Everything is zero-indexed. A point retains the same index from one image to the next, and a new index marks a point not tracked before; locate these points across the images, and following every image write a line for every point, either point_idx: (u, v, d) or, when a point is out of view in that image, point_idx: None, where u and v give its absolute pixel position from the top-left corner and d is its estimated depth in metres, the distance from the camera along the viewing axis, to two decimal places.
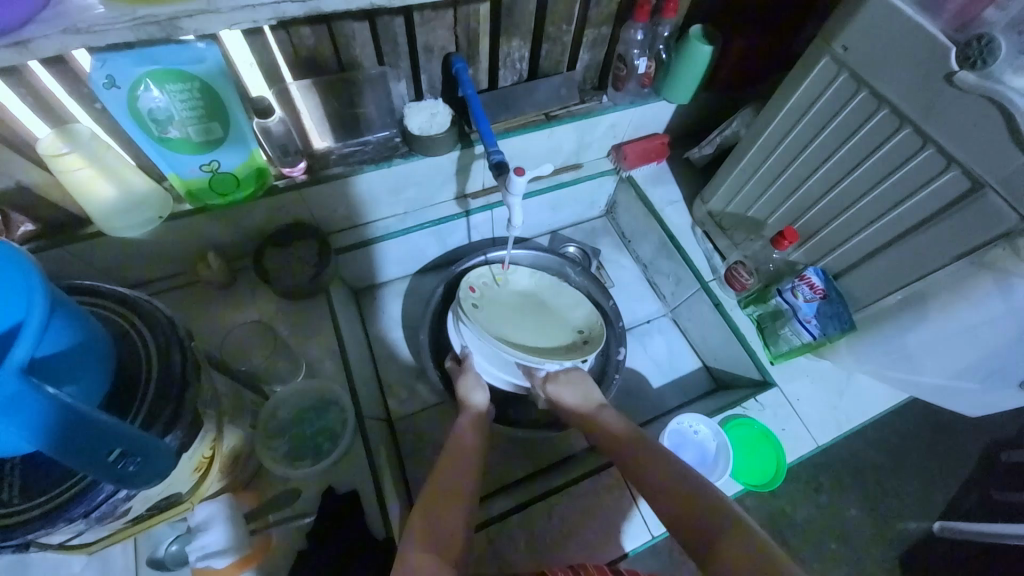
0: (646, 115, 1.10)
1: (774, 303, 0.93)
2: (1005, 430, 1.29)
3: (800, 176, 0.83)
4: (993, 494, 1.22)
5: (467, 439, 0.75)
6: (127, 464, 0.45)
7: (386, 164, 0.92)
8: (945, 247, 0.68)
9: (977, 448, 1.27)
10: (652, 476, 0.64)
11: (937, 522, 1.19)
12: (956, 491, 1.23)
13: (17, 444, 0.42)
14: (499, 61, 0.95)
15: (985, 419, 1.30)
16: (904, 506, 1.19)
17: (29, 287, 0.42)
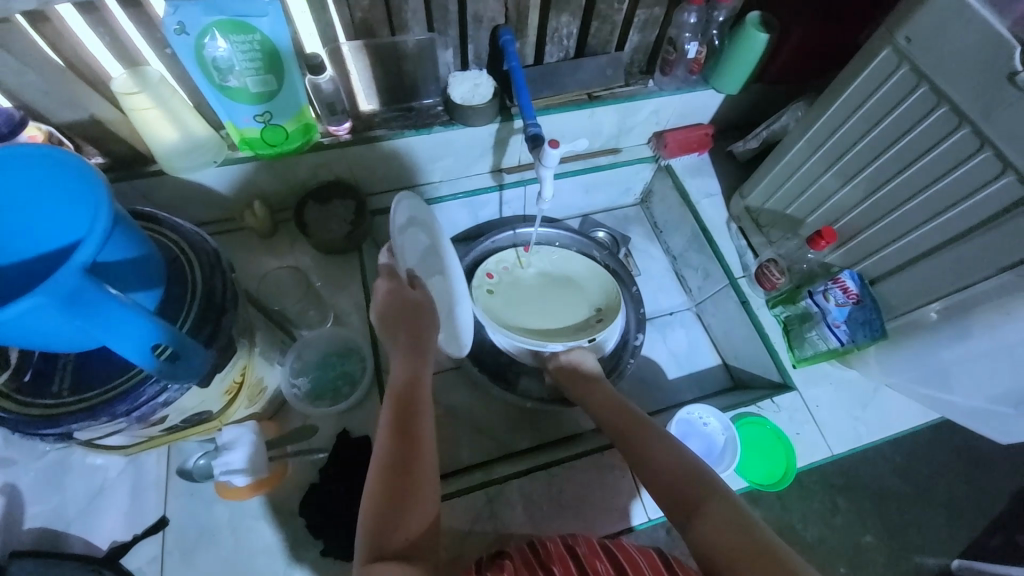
0: (692, 103, 1.08)
1: (804, 305, 0.90)
2: None
3: (842, 175, 0.80)
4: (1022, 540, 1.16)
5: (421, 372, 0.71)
6: (175, 364, 0.50)
7: (426, 130, 0.94)
8: (993, 256, 0.65)
9: (1013, 489, 1.20)
10: (649, 453, 0.67)
11: (956, 559, 1.13)
12: (982, 529, 1.17)
13: (77, 337, 0.48)
14: (546, 36, 0.95)
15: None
16: (925, 540, 1.13)
17: (99, 199, 0.47)
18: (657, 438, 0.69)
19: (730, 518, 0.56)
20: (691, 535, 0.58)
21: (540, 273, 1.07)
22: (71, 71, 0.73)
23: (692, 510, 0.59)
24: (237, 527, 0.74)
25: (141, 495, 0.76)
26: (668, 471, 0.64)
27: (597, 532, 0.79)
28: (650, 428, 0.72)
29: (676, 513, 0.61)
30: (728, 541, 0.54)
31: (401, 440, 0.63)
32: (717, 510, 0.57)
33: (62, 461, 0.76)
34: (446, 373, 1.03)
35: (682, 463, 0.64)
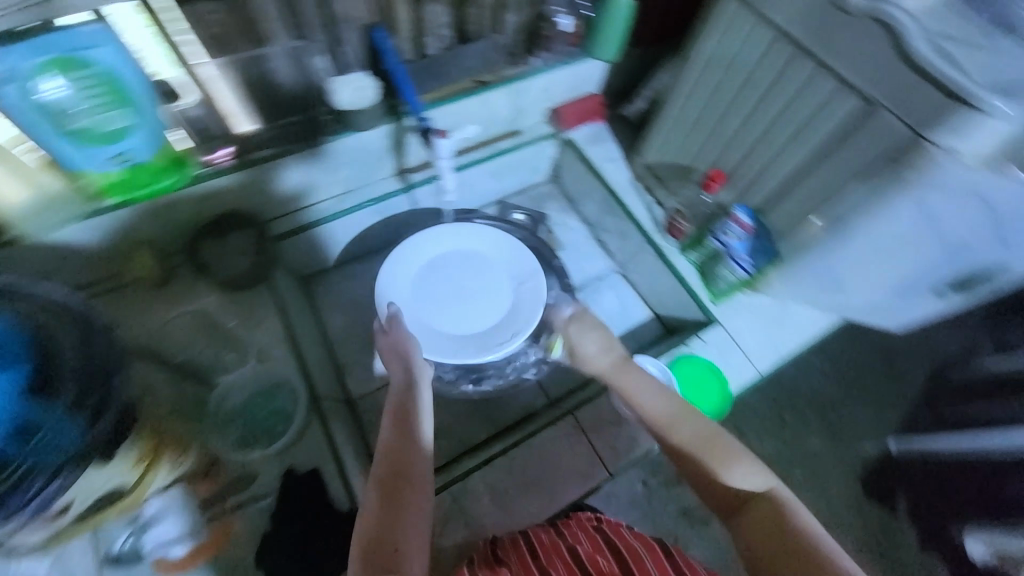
0: (579, 75, 1.10)
1: (711, 245, 0.97)
2: (952, 348, 1.38)
3: (722, 118, 0.87)
4: (945, 413, 1.30)
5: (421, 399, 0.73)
6: (47, 438, 0.52)
7: (317, 145, 0.91)
8: (852, 167, 0.72)
9: (928, 367, 1.38)
10: (684, 435, 0.68)
11: (892, 440, 1.32)
12: (908, 410, 1.34)
13: None
14: (422, 28, 0.93)
15: (937, 341, 1.40)
16: (860, 429, 1.33)
17: None
18: (693, 424, 0.68)
19: (771, 516, 0.58)
20: (736, 528, 0.61)
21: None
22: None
23: (736, 509, 0.61)
24: None
25: None
26: (715, 465, 0.64)
27: (566, 499, 0.81)
28: (687, 409, 0.70)
29: (716, 503, 0.64)
30: (764, 537, 0.57)
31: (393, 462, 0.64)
32: (758, 508, 0.59)
33: None
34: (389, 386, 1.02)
35: (720, 459, 0.64)
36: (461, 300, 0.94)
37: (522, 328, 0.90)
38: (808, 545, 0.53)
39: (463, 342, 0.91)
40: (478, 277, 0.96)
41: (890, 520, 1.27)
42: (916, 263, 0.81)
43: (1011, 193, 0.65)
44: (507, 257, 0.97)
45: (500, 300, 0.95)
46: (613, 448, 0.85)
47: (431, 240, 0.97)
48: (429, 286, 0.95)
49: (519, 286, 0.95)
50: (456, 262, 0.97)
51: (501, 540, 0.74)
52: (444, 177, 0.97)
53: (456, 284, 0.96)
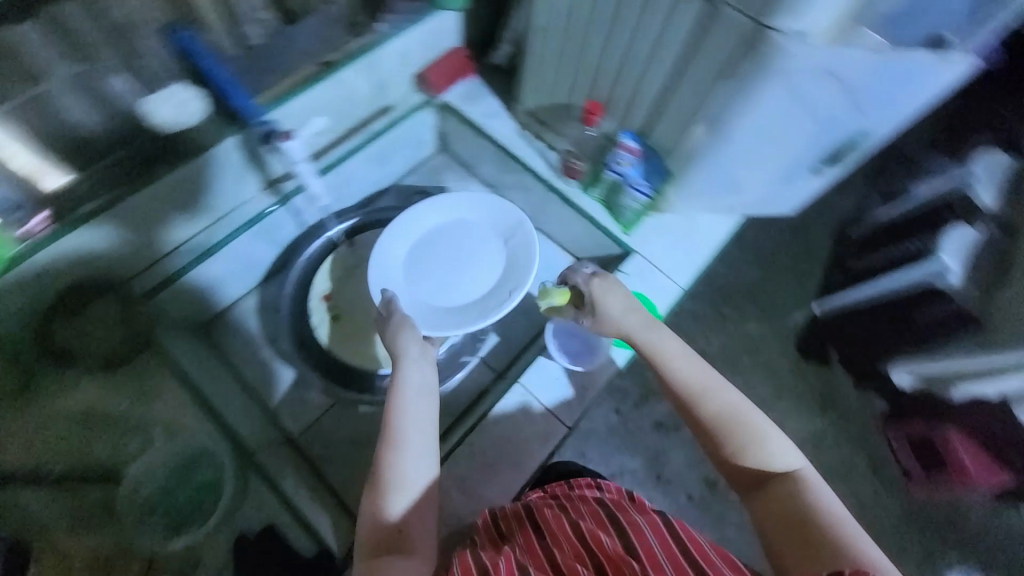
0: (433, 32, 1.01)
1: (609, 178, 0.96)
2: (844, 210, 1.58)
3: (582, 45, 0.84)
4: (851, 267, 1.50)
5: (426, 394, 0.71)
6: None
7: (150, 184, 0.78)
8: (709, 71, 0.71)
9: (830, 231, 1.56)
10: (709, 405, 0.65)
11: (816, 306, 1.47)
12: (819, 274, 1.51)
13: None
14: (233, 16, 0.82)
15: (828, 207, 1.59)
16: (788, 302, 1.49)
17: None
18: (724, 396, 0.65)
19: (795, 496, 0.58)
20: (753, 507, 0.61)
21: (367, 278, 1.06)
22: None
23: (758, 485, 0.61)
24: None
25: None
26: (744, 441, 0.63)
27: (530, 463, 0.84)
28: (717, 381, 0.67)
29: (734, 476, 0.64)
30: (785, 517, 0.57)
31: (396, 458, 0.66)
32: (777, 490, 0.59)
33: None
34: (324, 414, 1.01)
35: (751, 438, 0.62)
36: (457, 270, 0.99)
37: (519, 284, 0.95)
38: (837, 530, 0.54)
39: (466, 310, 0.97)
40: (470, 246, 1.01)
41: (826, 373, 1.44)
42: (794, 146, 0.83)
43: (857, 62, 0.67)
44: (496, 219, 1.02)
45: (492, 266, 0.99)
46: (561, 400, 0.88)
47: (415, 218, 1.02)
48: (425, 264, 1.00)
49: (510, 244, 1.00)
50: (446, 236, 1.02)
51: (502, 510, 0.76)
52: (308, 183, 0.96)
53: (450, 255, 1.01)
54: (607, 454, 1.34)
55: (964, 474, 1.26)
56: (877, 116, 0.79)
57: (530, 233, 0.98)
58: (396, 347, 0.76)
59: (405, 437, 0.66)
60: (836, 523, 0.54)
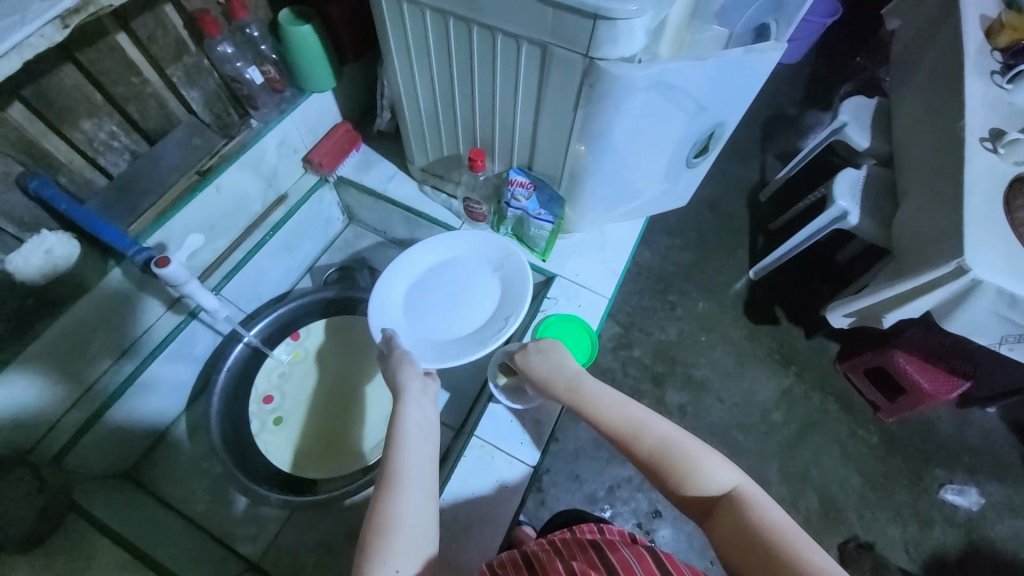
0: (309, 116, 1.03)
1: (512, 214, 1.00)
2: (750, 178, 1.68)
3: (449, 99, 0.87)
4: (770, 229, 1.60)
5: (423, 427, 0.70)
6: None
7: (34, 336, 0.75)
8: (565, 101, 0.76)
9: (744, 199, 1.65)
10: (640, 442, 0.65)
11: (751, 271, 1.53)
12: (746, 241, 1.59)
13: None
14: (88, 150, 0.78)
15: (735, 179, 1.68)
16: (725, 277, 1.55)
17: None
18: (656, 426, 0.66)
19: (737, 516, 0.56)
20: (711, 536, 0.58)
21: (315, 379, 1.05)
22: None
23: (707, 510, 0.59)
24: None
25: None
26: (683, 470, 0.61)
27: (506, 515, 0.84)
28: (646, 414, 0.67)
29: (689, 509, 0.62)
30: (736, 539, 0.54)
31: (396, 491, 0.61)
32: (725, 513, 0.57)
33: None
34: (286, 525, 0.95)
35: (687, 464, 0.61)
36: (453, 302, 0.95)
37: (515, 310, 0.91)
38: (780, 545, 0.51)
39: (466, 339, 0.92)
40: (464, 280, 0.97)
41: (778, 330, 1.49)
42: (665, 148, 0.88)
43: (684, 71, 0.71)
44: (482, 249, 0.98)
45: (488, 297, 0.95)
46: (518, 443, 0.89)
47: (405, 260, 0.97)
48: (420, 302, 0.95)
49: (503, 272, 0.96)
50: (438, 273, 0.98)
51: (497, 562, 0.67)
52: (200, 300, 0.86)
53: (446, 292, 0.96)
54: (598, 471, 1.30)
55: (924, 395, 1.22)
56: (729, 107, 0.84)
57: (522, 260, 0.94)
58: (398, 383, 0.75)
59: (404, 474, 0.63)
60: (779, 535, 0.52)
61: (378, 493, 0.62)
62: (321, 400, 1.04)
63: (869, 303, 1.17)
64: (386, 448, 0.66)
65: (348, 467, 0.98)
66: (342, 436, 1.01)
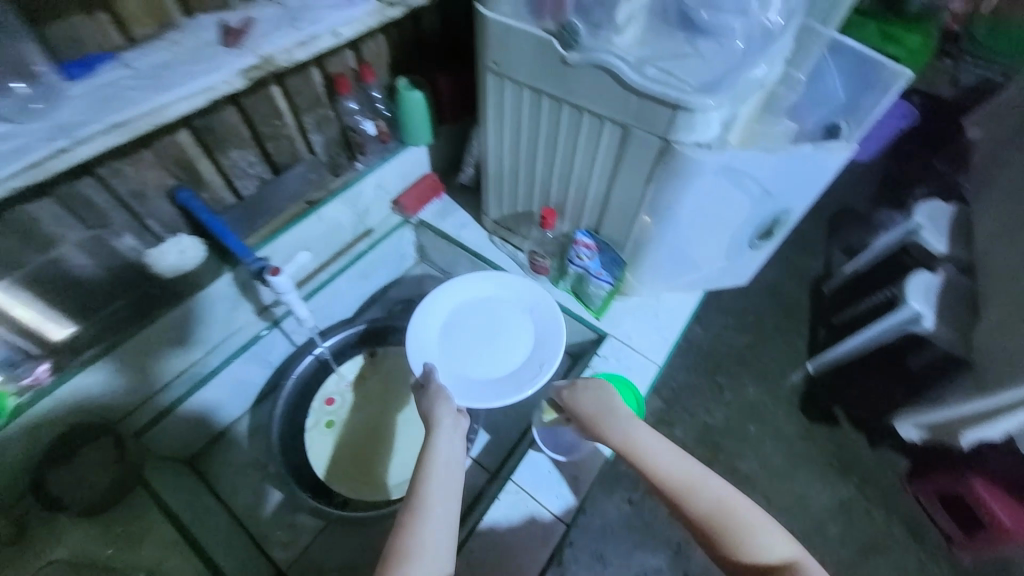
0: (406, 164, 1.17)
1: (573, 271, 1.05)
2: (813, 269, 1.66)
3: (531, 163, 0.97)
4: (834, 322, 1.55)
5: (450, 459, 0.72)
6: None
7: (152, 321, 0.86)
8: (637, 175, 0.83)
9: (805, 290, 1.62)
10: (698, 502, 0.66)
11: (810, 364, 1.48)
12: (806, 332, 1.55)
13: None
14: (230, 174, 0.94)
15: (798, 267, 1.66)
16: (781, 366, 1.50)
17: None
18: (712, 487, 0.67)
19: None
20: None
21: (369, 395, 1.12)
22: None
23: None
24: None
25: None
26: (744, 536, 0.62)
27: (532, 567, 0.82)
28: (703, 473, 0.68)
29: None
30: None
31: (415, 522, 0.64)
32: None
33: None
34: (320, 534, 0.98)
35: (748, 531, 0.62)
36: (489, 341, 1.00)
37: (549, 357, 0.96)
38: None
39: (502, 382, 0.96)
40: (503, 318, 1.03)
41: (838, 433, 1.39)
42: (732, 227, 0.92)
43: (757, 160, 0.78)
44: (524, 290, 1.04)
45: (523, 342, 1.00)
46: (549, 491, 0.88)
47: (448, 287, 1.04)
48: (459, 337, 1.01)
49: (540, 320, 1.01)
50: (478, 308, 1.04)
51: None
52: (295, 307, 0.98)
53: (483, 329, 1.02)
54: (627, 551, 1.24)
55: (1006, 532, 1.09)
56: (792, 199, 0.89)
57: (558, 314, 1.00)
58: (432, 414, 0.79)
59: (427, 505, 0.65)
60: None
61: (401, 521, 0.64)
62: (367, 413, 1.09)
63: (963, 415, 1.11)
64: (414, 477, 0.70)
65: (371, 495, 1.00)
66: (374, 461, 1.04)
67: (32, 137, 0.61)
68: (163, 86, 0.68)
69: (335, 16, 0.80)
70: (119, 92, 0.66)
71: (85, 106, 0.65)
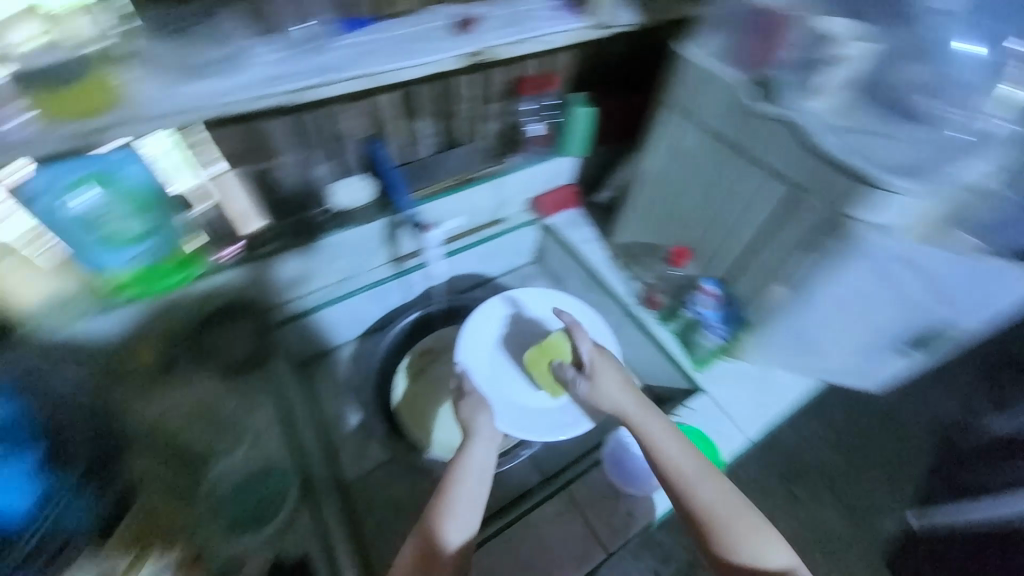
0: (554, 168, 1.21)
1: (687, 315, 1.03)
2: (950, 409, 1.43)
3: (680, 200, 0.97)
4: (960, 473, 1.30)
5: (478, 458, 0.77)
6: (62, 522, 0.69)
7: (315, 242, 0.99)
8: (796, 241, 0.80)
9: (934, 429, 1.41)
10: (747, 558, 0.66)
11: (913, 514, 1.30)
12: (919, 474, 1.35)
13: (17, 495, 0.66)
14: (411, 139, 1.04)
15: (931, 399, 1.45)
16: (877, 500, 1.33)
17: None
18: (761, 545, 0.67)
19: None
20: None
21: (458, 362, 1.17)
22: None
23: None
24: None
25: None
26: None
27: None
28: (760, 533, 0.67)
29: None
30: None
31: (442, 519, 0.69)
32: None
33: None
34: (384, 466, 1.06)
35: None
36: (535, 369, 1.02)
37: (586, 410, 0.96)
38: None
39: (537, 415, 0.96)
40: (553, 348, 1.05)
41: None
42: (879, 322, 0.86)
43: (937, 259, 0.73)
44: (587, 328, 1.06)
45: None
46: (607, 524, 0.86)
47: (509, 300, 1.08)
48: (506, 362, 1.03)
49: None
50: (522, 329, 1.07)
51: None
52: (434, 263, 1.15)
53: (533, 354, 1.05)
54: None
55: None
56: (959, 311, 0.81)
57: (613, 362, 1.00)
58: (469, 421, 0.82)
59: (454, 507, 0.70)
60: None
61: (426, 517, 0.71)
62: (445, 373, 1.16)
63: None
64: (445, 475, 0.75)
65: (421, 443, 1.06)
66: (435, 418, 1.09)
67: (303, 68, 0.74)
68: (403, 54, 0.79)
69: (550, 27, 0.88)
70: (372, 50, 0.78)
71: (346, 54, 0.76)
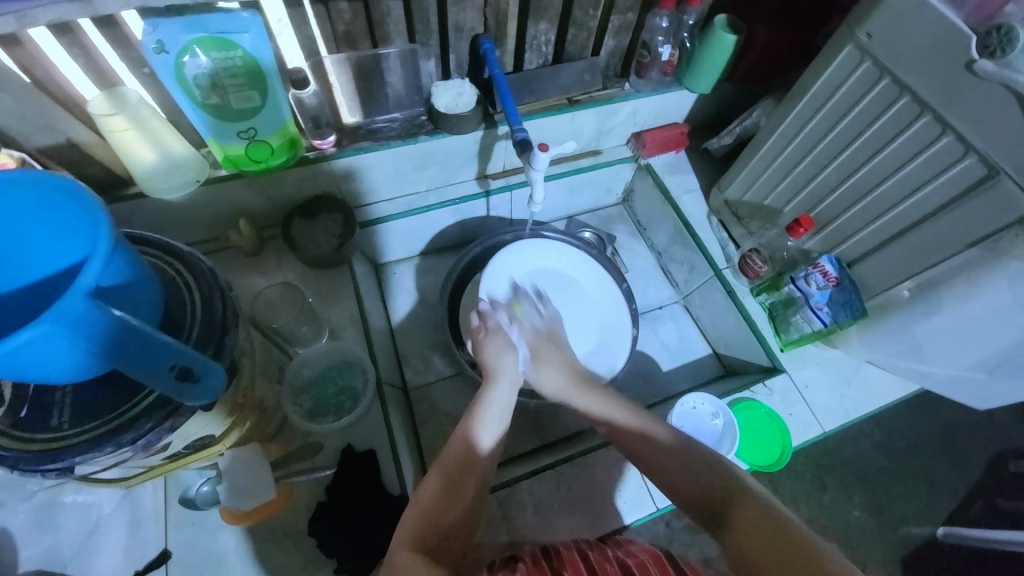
0: (666, 104, 1.07)
1: (787, 291, 0.94)
2: None
3: (822, 160, 0.84)
4: (999, 502, 1.16)
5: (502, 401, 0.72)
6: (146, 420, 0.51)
7: (412, 140, 0.92)
8: (961, 232, 0.70)
9: None
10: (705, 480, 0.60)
11: (942, 527, 1.13)
12: None
13: (61, 370, 0.46)
14: (525, 43, 0.94)
15: None
16: None
17: (89, 204, 0.48)
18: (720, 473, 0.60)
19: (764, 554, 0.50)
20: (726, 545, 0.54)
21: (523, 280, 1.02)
22: (29, 87, 0.67)
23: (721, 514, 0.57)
24: (244, 553, 0.73)
25: (139, 528, 0.73)
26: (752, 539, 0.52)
27: (613, 524, 0.82)
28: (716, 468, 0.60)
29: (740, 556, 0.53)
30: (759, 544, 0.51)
31: (471, 456, 0.64)
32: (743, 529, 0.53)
33: (49, 505, 0.73)
34: (447, 380, 1.04)
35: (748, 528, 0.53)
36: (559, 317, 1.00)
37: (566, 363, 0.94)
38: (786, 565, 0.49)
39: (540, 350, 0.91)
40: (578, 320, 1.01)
41: None
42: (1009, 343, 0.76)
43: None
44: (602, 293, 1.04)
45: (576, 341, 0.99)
46: None
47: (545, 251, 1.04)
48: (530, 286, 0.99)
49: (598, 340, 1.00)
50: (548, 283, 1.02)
51: (552, 549, 0.65)
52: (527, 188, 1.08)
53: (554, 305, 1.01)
54: None
55: None
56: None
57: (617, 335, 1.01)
58: (495, 366, 0.75)
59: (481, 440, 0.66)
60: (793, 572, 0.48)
61: (449, 445, 0.66)
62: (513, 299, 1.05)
63: None
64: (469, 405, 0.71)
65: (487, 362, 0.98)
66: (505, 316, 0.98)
67: None
68: None
69: None
70: None
71: None
